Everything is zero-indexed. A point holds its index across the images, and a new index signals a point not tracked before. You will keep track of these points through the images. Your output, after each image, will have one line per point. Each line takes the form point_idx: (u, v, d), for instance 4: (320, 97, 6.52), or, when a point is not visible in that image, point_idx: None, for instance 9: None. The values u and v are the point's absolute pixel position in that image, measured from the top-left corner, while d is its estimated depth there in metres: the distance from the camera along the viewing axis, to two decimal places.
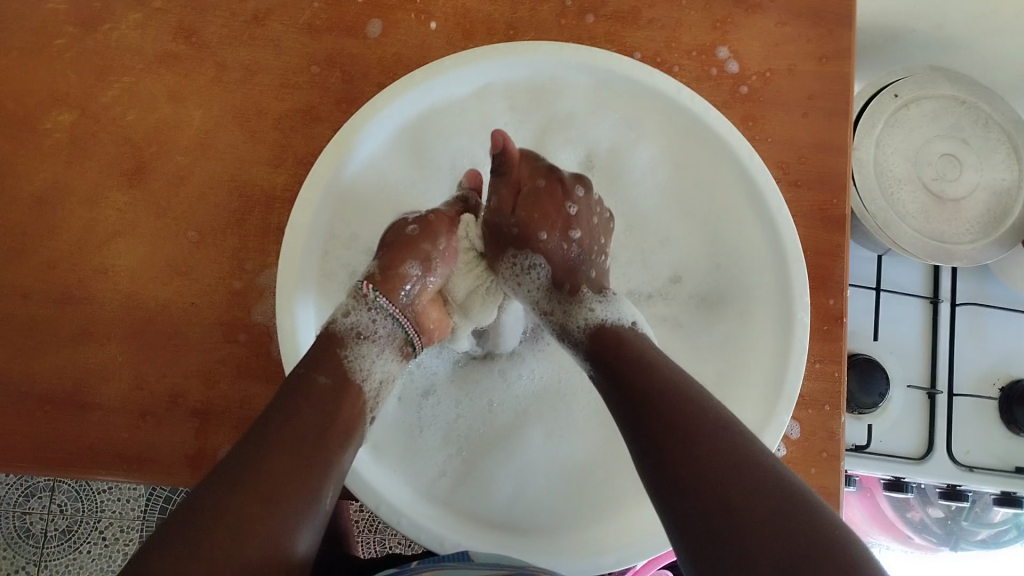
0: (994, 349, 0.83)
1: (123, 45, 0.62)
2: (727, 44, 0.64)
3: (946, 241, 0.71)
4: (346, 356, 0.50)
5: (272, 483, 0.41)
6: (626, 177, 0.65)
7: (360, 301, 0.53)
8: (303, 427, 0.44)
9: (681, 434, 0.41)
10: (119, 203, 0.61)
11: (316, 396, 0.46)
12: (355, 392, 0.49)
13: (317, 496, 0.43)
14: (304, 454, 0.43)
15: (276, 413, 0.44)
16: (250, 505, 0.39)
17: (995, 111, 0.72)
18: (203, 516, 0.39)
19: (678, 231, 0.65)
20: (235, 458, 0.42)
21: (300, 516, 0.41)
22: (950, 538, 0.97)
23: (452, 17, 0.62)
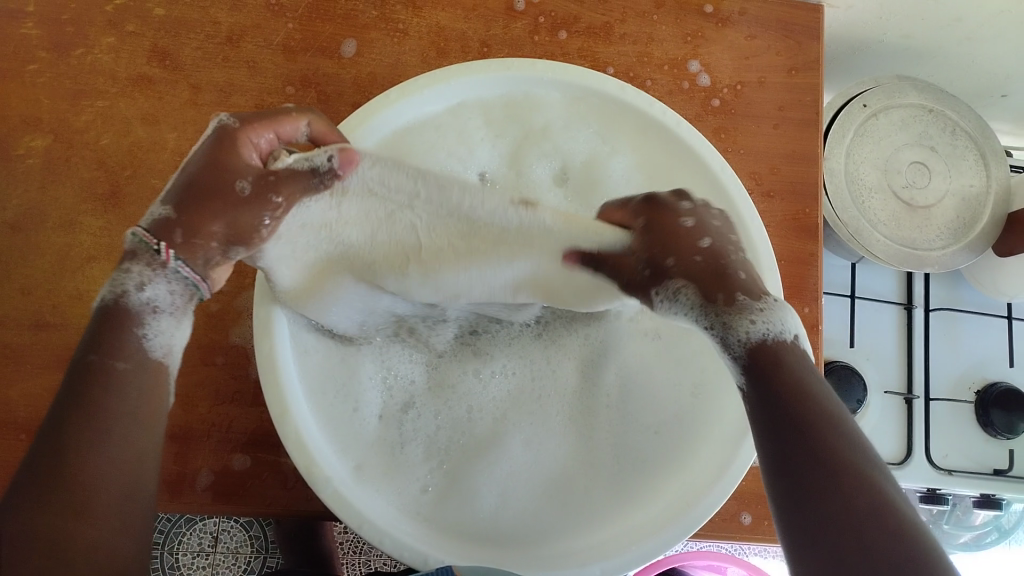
0: (968, 353, 0.84)
1: (96, 69, 0.62)
2: (698, 58, 0.64)
3: (917, 248, 0.72)
4: (141, 333, 0.41)
5: (85, 491, 0.36)
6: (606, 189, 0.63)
7: (157, 268, 0.42)
8: (109, 420, 0.38)
9: (830, 474, 0.34)
10: (93, 227, 0.60)
11: (118, 384, 0.39)
12: (157, 369, 0.41)
13: (138, 492, 0.38)
14: (109, 447, 0.38)
15: (74, 407, 0.38)
16: (48, 518, 0.35)
17: (961, 122, 0.74)
18: (14, 544, 0.35)
19: None
20: (37, 464, 0.37)
21: (125, 520, 0.37)
22: None
23: (427, 36, 0.63)
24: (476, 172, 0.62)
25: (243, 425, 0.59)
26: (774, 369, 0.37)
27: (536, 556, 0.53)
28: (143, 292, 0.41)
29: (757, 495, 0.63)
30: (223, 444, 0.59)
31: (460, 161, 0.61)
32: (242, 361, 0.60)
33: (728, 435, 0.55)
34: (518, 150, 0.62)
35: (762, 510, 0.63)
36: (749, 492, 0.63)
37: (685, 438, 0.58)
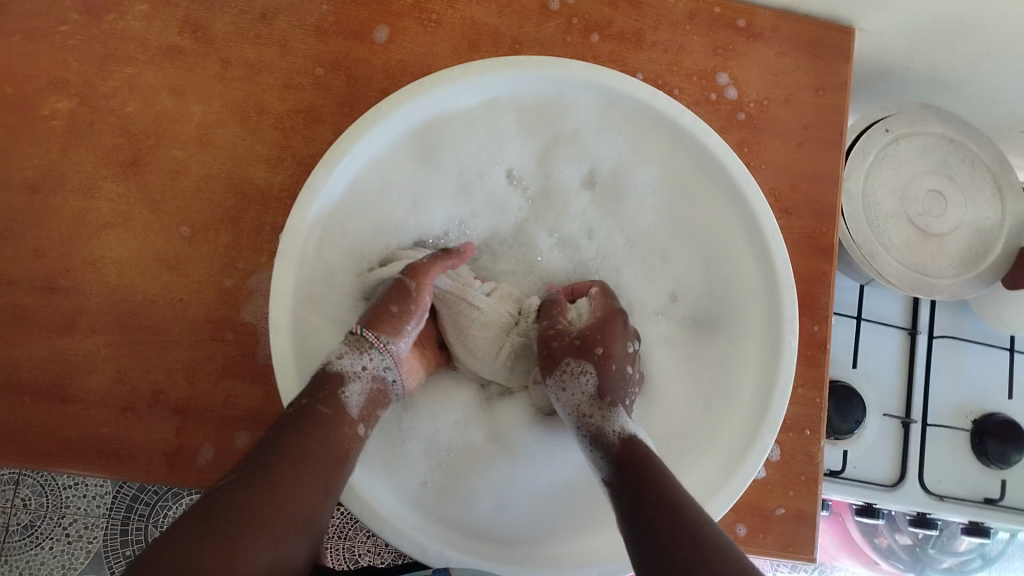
0: (968, 383, 0.85)
1: (126, 36, 0.61)
2: (727, 71, 0.65)
3: (928, 275, 0.73)
4: (340, 391, 0.49)
5: (285, 483, 0.42)
6: (629, 199, 0.64)
7: (357, 346, 0.53)
8: (312, 445, 0.45)
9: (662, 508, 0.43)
10: (113, 193, 0.60)
11: (320, 425, 0.47)
12: (336, 429, 0.47)
13: (316, 514, 0.43)
14: (313, 479, 0.44)
15: (288, 429, 0.45)
16: (254, 497, 0.40)
17: (980, 154, 0.75)
18: (221, 509, 0.39)
19: (678, 252, 0.64)
20: (249, 461, 0.43)
21: (303, 521, 0.42)
22: (917, 565, 0.98)
23: (459, 28, 0.63)
24: (503, 171, 0.63)
25: (248, 401, 0.59)
26: (652, 456, 0.48)
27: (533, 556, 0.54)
28: (340, 360, 0.52)
29: (754, 509, 0.63)
30: (226, 422, 0.59)
31: (488, 157, 0.62)
32: (251, 339, 0.60)
33: (733, 446, 0.58)
34: (546, 151, 0.63)
35: (758, 523, 0.63)
36: (746, 505, 0.63)
37: (693, 443, 0.61)
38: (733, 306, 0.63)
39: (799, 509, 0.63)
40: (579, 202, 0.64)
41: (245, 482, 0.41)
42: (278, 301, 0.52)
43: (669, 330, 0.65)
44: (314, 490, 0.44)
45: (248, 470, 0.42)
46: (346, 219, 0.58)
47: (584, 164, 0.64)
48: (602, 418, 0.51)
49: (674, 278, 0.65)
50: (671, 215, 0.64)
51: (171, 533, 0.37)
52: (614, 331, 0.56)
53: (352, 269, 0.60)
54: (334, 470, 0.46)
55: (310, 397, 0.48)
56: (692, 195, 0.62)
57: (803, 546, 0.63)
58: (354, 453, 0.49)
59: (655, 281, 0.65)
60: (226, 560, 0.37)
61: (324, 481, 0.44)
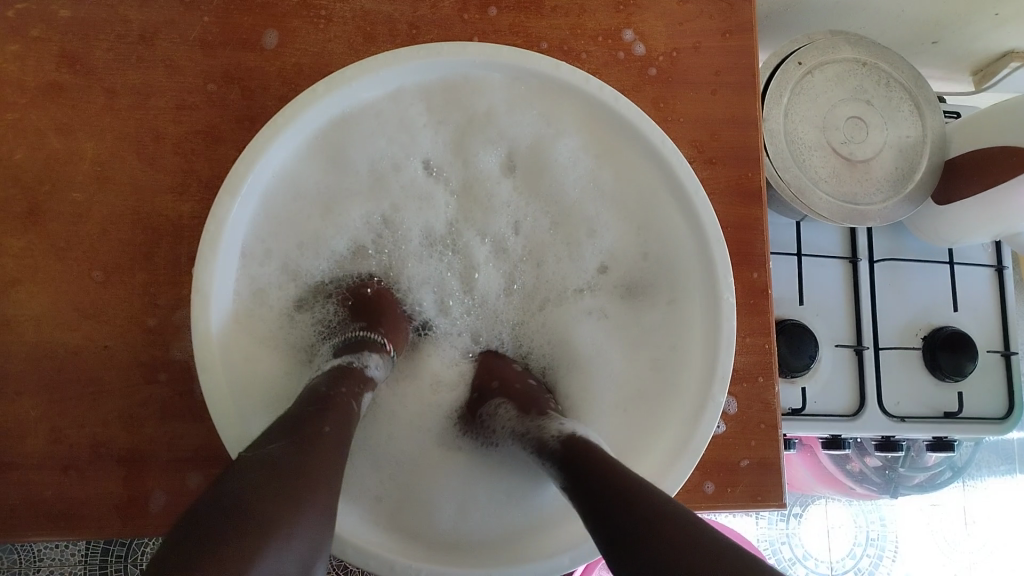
0: (914, 301, 0.86)
1: (0, 79, 0.58)
2: (631, 27, 0.63)
3: (858, 203, 0.73)
4: (364, 387, 0.50)
5: (330, 451, 0.40)
6: (552, 172, 0.63)
7: (382, 355, 0.56)
8: (349, 428, 0.43)
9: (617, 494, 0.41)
10: (14, 247, 0.57)
11: (347, 411, 0.45)
12: (360, 424, 0.47)
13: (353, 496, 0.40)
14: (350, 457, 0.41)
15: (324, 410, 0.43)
16: (301, 456, 0.37)
17: (895, 74, 0.75)
18: (271, 462, 0.36)
19: (608, 220, 0.64)
20: (290, 430, 0.40)
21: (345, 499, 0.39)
22: (890, 486, 0.99)
23: (351, 21, 0.60)
24: (420, 161, 0.61)
25: (192, 440, 0.57)
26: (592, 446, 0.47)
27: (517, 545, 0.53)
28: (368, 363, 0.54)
29: (721, 464, 0.63)
30: (174, 464, 0.57)
31: (401, 148, 0.60)
32: (186, 375, 0.57)
33: (687, 407, 0.57)
34: (462, 134, 0.62)
35: (726, 477, 0.63)
36: (711, 461, 0.63)
37: (649, 407, 0.61)
38: (671, 265, 0.62)
39: (764, 457, 0.63)
40: (503, 187, 0.63)
41: (299, 447, 0.38)
42: (200, 334, 0.50)
43: (598, 302, 0.65)
44: (347, 481, 0.40)
45: (297, 434, 0.39)
46: (265, 233, 0.57)
47: (502, 146, 0.62)
48: (537, 426, 0.52)
49: (605, 251, 0.65)
50: (595, 183, 0.63)
51: (223, 485, 0.34)
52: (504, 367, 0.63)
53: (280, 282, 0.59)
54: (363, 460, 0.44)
55: (347, 390, 0.47)
56: (614, 161, 0.61)
57: (773, 493, 0.63)
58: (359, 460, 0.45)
59: (586, 256, 0.65)
60: (283, 506, 0.34)
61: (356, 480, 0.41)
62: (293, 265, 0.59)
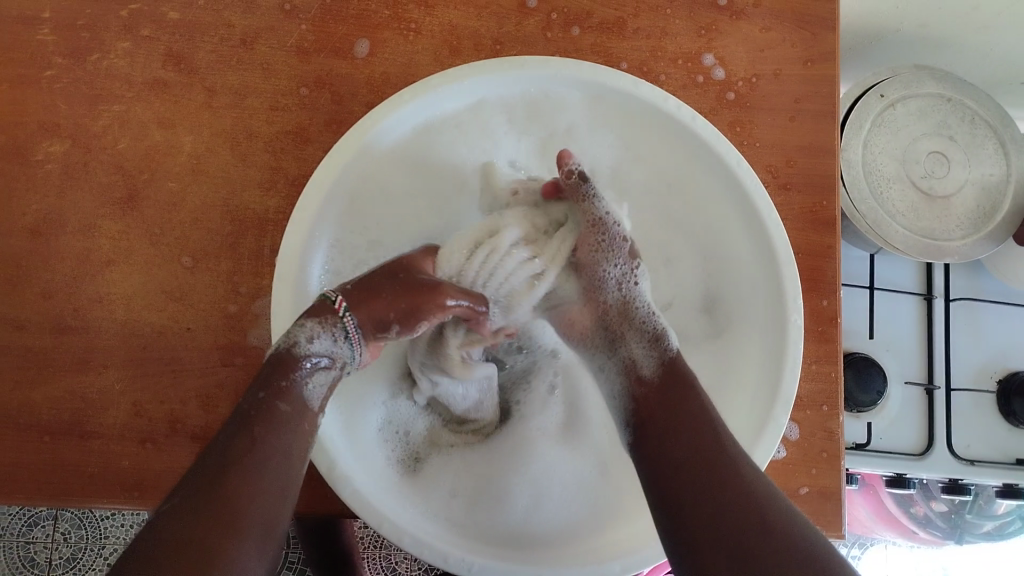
0: (990, 342, 0.84)
1: (112, 74, 0.62)
2: (712, 51, 0.64)
3: (935, 238, 0.72)
4: (298, 378, 0.48)
5: (234, 502, 0.41)
6: (629, 191, 0.66)
7: (326, 325, 0.51)
8: (264, 453, 0.44)
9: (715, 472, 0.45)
10: (113, 231, 0.61)
11: (276, 424, 0.45)
12: (308, 417, 0.48)
13: (274, 534, 0.43)
14: (263, 495, 0.43)
15: (234, 438, 0.44)
16: (200, 533, 0.39)
17: (980, 110, 0.74)
18: (161, 553, 0.38)
19: (676, 249, 0.66)
20: (192, 483, 0.41)
21: (261, 546, 0.41)
22: (956, 532, 0.97)
23: (438, 34, 0.63)
24: (506, 162, 0.64)
25: None
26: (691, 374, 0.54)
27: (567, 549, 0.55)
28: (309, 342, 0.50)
29: (779, 490, 0.63)
30: None
31: (485, 152, 0.63)
32: (262, 362, 0.60)
33: (747, 428, 0.58)
34: (545, 144, 0.64)
35: None
36: None
37: None
38: (739, 286, 0.62)
39: (824, 487, 0.63)
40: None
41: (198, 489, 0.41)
42: (280, 320, 0.53)
43: None
44: (272, 486, 0.43)
45: (195, 492, 0.41)
46: (348, 230, 0.59)
47: (584, 159, 0.65)
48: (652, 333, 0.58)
49: (670, 286, 0.67)
50: (662, 209, 0.66)
51: None
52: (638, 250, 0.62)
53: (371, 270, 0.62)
54: (290, 472, 0.45)
55: (267, 391, 0.47)
56: (690, 180, 0.62)
57: (830, 523, 0.62)
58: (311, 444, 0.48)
59: (647, 291, 0.66)
60: None
61: (281, 486, 0.44)
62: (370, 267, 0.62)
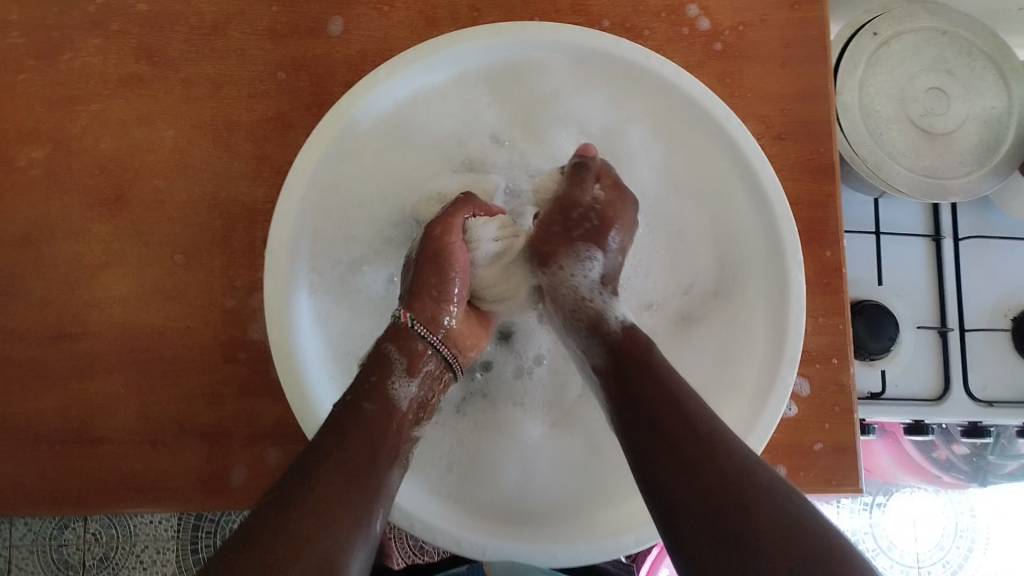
0: (1003, 280, 0.82)
1: (86, 73, 0.61)
2: (696, 2, 0.62)
3: (940, 177, 0.70)
4: (390, 385, 0.50)
5: (328, 497, 0.42)
6: (629, 161, 0.63)
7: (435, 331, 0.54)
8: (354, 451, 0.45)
9: (693, 453, 0.42)
10: (102, 232, 0.60)
11: (361, 422, 0.47)
12: (397, 414, 0.49)
13: (368, 520, 0.43)
14: (352, 486, 0.43)
15: (329, 436, 0.45)
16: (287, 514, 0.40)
17: (977, 41, 0.71)
18: (261, 537, 0.39)
19: (685, 215, 0.63)
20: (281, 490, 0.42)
21: (358, 526, 0.42)
22: (978, 474, 0.96)
23: (414, 6, 0.61)
24: (488, 134, 0.62)
25: (267, 416, 0.59)
26: (640, 351, 0.49)
27: (554, 533, 0.54)
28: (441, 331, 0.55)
29: (791, 446, 0.62)
30: (252, 439, 0.59)
31: (464, 124, 0.61)
32: (263, 355, 0.59)
33: (755, 384, 0.57)
34: (528, 116, 0.62)
35: (797, 461, 0.62)
36: (779, 443, 0.62)
37: (709, 400, 0.60)
38: (739, 246, 0.61)
39: (839, 442, 0.62)
40: None
41: (303, 486, 0.42)
42: (274, 310, 0.53)
43: (654, 321, 0.63)
44: (360, 484, 0.44)
45: (287, 485, 0.42)
46: (335, 218, 0.59)
47: (572, 130, 0.63)
48: (587, 318, 0.52)
49: (688, 267, 0.63)
50: (667, 176, 0.63)
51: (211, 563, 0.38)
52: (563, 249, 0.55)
53: (354, 255, 0.60)
54: (375, 475, 0.45)
55: (355, 396, 0.49)
56: (679, 141, 0.61)
57: (847, 478, 0.61)
58: (403, 446, 0.49)
59: (664, 278, 0.64)
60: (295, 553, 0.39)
61: (372, 487, 0.44)
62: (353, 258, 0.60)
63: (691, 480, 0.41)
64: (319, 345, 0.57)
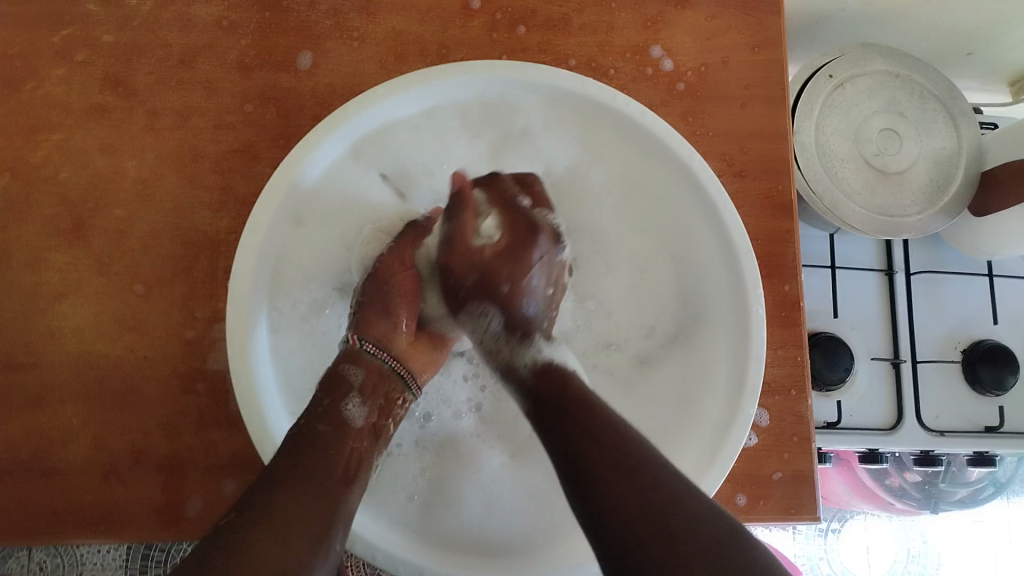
0: (952, 313, 0.84)
1: (49, 101, 0.60)
2: (659, 43, 0.64)
3: (893, 215, 0.72)
4: (341, 400, 0.51)
5: (282, 518, 0.43)
6: (583, 204, 0.64)
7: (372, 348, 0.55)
8: (309, 467, 0.46)
9: (604, 432, 0.44)
10: (60, 261, 0.59)
11: (319, 440, 0.48)
12: (355, 434, 0.50)
13: (326, 543, 0.44)
14: (303, 506, 0.44)
15: (282, 456, 0.47)
16: (239, 539, 0.41)
17: (926, 84, 0.74)
18: (215, 556, 0.40)
19: (648, 257, 0.64)
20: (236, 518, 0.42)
21: (313, 556, 0.42)
22: (930, 502, 0.98)
23: (383, 42, 0.62)
24: (455, 167, 0.63)
25: (228, 448, 0.58)
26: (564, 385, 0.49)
27: (518, 567, 0.54)
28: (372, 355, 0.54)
29: (751, 477, 0.63)
30: (210, 471, 0.58)
31: (435, 157, 0.62)
32: (222, 387, 0.59)
33: (717, 420, 0.58)
34: (497, 150, 0.63)
35: (756, 490, 0.62)
36: (741, 474, 0.63)
37: (668, 440, 0.60)
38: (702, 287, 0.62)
39: (797, 470, 0.63)
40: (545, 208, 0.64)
41: (264, 505, 0.43)
42: (236, 348, 0.52)
43: (615, 361, 0.63)
44: (319, 499, 0.45)
45: (241, 507, 0.43)
46: (297, 257, 0.58)
47: (539, 165, 0.64)
48: (517, 351, 0.54)
49: (650, 308, 0.64)
50: (630, 216, 0.64)
51: None
52: (522, 263, 0.56)
53: (317, 303, 0.59)
54: (331, 490, 0.46)
55: (309, 417, 0.50)
56: (643, 180, 0.63)
57: (805, 506, 0.62)
58: (364, 465, 0.50)
59: (627, 319, 0.64)
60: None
61: (329, 501, 0.45)
62: (314, 299, 0.59)
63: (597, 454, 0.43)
64: (280, 386, 0.56)
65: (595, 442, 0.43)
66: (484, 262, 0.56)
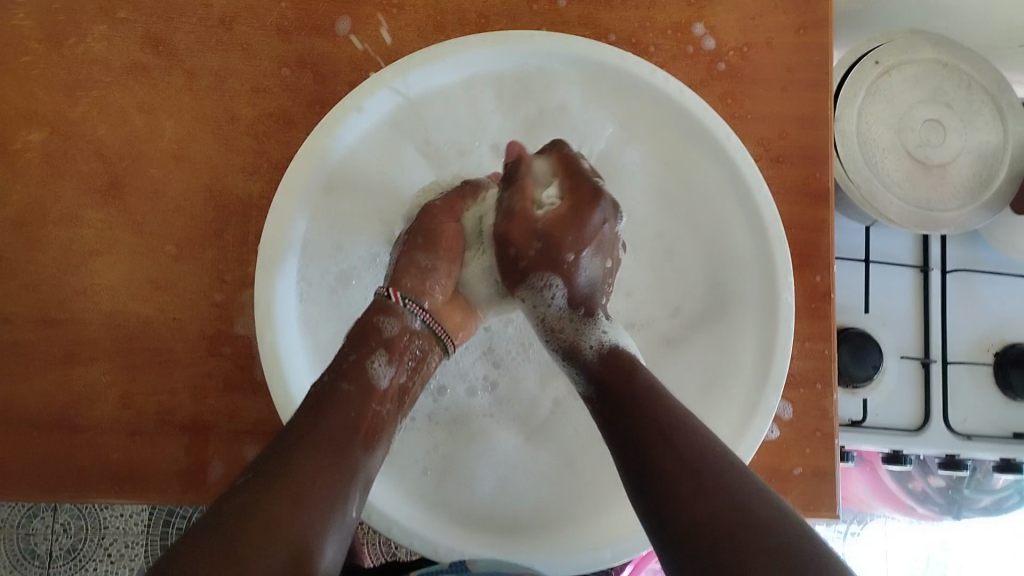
0: (987, 315, 0.83)
1: (89, 58, 0.61)
2: (702, 21, 0.63)
3: (933, 208, 0.71)
4: (368, 356, 0.50)
5: (299, 483, 0.42)
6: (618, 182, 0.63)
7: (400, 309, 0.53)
8: (329, 431, 0.45)
9: (670, 438, 0.43)
10: (95, 218, 0.60)
11: (339, 401, 0.47)
12: (379, 394, 0.49)
13: (340, 509, 0.43)
14: (322, 468, 0.43)
15: (304, 414, 0.46)
16: (254, 498, 0.40)
17: (975, 75, 0.72)
18: (227, 516, 0.39)
19: (681, 241, 0.63)
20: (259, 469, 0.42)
21: (326, 521, 0.41)
22: (952, 507, 0.97)
23: (423, 10, 0.61)
24: (489, 146, 0.62)
25: (251, 413, 0.58)
26: (632, 373, 0.48)
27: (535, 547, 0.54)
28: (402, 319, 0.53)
29: (774, 470, 0.62)
30: (232, 434, 0.58)
31: (469, 133, 0.61)
32: (247, 351, 0.58)
33: (739, 408, 0.58)
34: (532, 127, 0.62)
35: (776, 485, 0.62)
36: (764, 467, 0.62)
37: None
38: (733, 273, 0.61)
39: (818, 466, 0.62)
40: None
41: (287, 462, 0.42)
42: (263, 314, 0.53)
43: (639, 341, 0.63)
44: (339, 466, 0.44)
45: (258, 466, 0.43)
46: (329, 222, 0.58)
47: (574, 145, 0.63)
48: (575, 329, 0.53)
49: (678, 289, 0.63)
50: (665, 196, 0.63)
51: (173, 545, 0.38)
52: (570, 222, 0.53)
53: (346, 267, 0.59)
54: (349, 455, 0.45)
55: (332, 374, 0.49)
56: (678, 163, 0.62)
57: (825, 504, 0.61)
58: (384, 425, 0.49)
59: (655, 301, 0.63)
60: (263, 539, 0.38)
61: (346, 467, 0.44)
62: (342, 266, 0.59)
63: (665, 462, 0.42)
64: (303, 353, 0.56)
65: (660, 451, 0.43)
66: (543, 224, 0.54)
